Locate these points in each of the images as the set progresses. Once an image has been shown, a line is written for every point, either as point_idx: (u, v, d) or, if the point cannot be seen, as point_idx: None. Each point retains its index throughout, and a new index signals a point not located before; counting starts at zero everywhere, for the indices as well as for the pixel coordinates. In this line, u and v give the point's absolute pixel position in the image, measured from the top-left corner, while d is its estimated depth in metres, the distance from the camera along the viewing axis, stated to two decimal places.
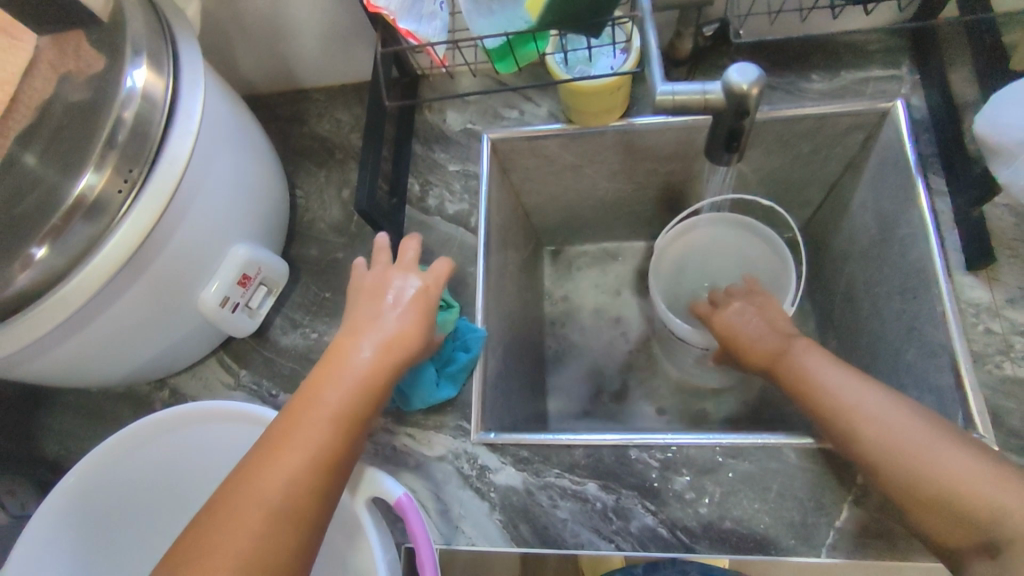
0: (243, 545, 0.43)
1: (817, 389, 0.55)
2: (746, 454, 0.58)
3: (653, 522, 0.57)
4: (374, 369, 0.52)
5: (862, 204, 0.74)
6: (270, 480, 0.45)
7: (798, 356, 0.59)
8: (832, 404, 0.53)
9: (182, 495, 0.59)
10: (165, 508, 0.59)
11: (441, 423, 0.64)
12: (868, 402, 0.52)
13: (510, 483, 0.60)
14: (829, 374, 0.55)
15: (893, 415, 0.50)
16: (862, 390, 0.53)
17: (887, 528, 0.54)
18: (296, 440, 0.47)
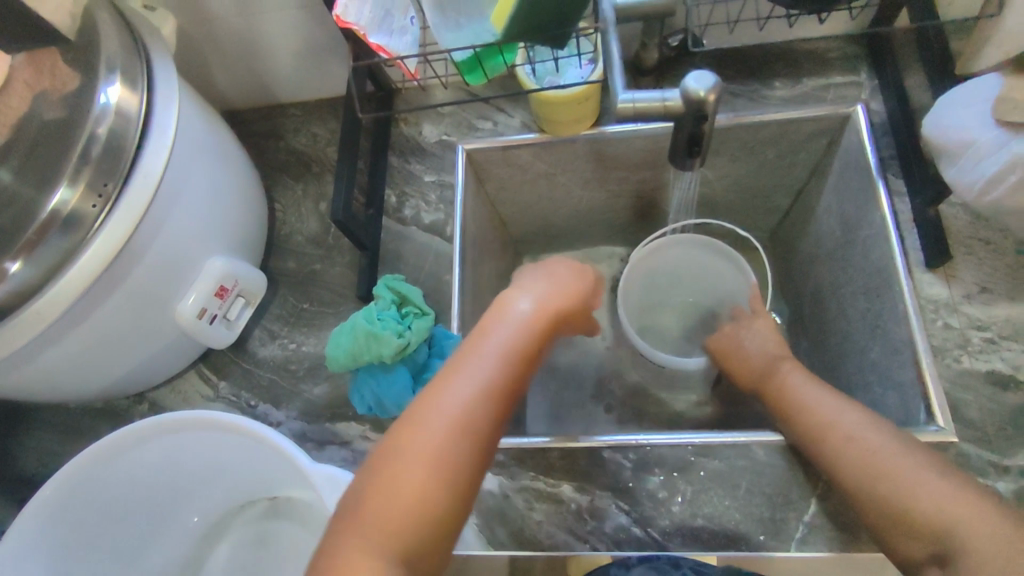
0: (419, 472, 0.44)
1: (795, 407, 0.58)
2: (716, 452, 0.59)
3: (627, 521, 0.58)
4: (515, 345, 0.50)
5: (827, 208, 0.76)
6: (440, 410, 0.46)
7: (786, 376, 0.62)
8: (807, 422, 0.56)
9: (161, 494, 0.60)
10: (144, 508, 0.60)
11: None
12: (834, 420, 0.55)
13: (487, 486, 0.61)
14: (809, 393, 0.58)
15: (866, 429, 0.53)
16: (838, 407, 0.56)
17: (853, 521, 0.55)
18: (467, 375, 0.47)
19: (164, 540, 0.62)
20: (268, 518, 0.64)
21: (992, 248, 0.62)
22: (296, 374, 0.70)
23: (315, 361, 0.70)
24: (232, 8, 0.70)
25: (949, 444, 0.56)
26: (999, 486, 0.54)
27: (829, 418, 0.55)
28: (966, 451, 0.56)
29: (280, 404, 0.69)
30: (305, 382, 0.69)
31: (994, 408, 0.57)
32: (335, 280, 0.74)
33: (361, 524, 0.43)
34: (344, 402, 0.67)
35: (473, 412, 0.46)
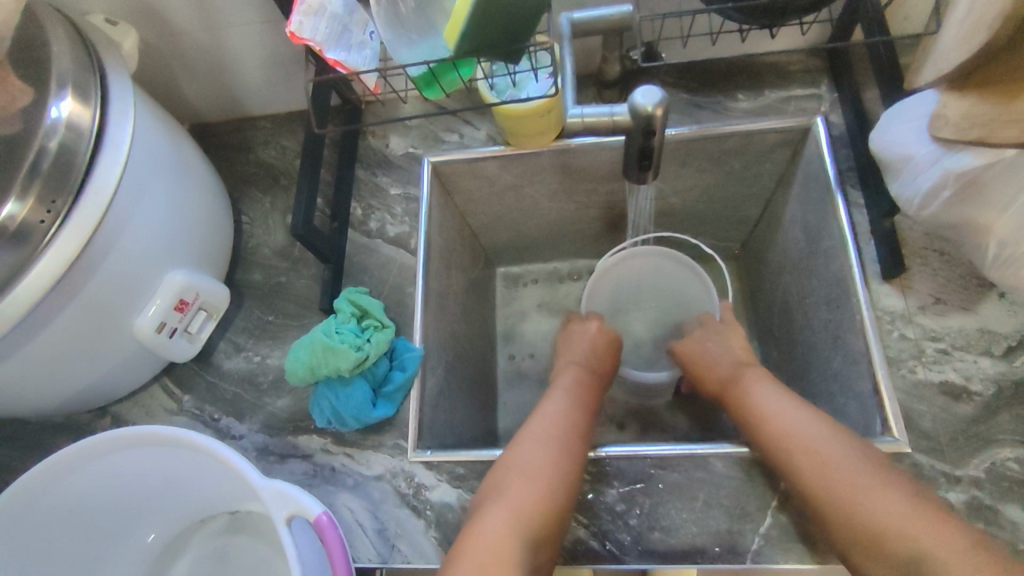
0: (539, 484, 0.53)
1: (777, 430, 0.55)
2: (674, 464, 0.59)
3: (584, 534, 0.58)
4: (584, 393, 0.65)
5: (792, 218, 0.77)
6: (543, 432, 0.59)
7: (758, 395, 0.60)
8: (797, 452, 0.53)
9: (119, 507, 0.60)
10: (102, 521, 0.60)
11: (379, 442, 0.64)
12: (828, 454, 0.52)
13: (446, 500, 0.61)
14: (787, 414, 0.56)
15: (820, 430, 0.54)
16: (834, 439, 0.53)
17: (809, 534, 0.55)
18: (552, 406, 0.62)
19: (120, 556, 0.62)
20: (227, 532, 0.64)
21: (946, 258, 0.62)
22: (259, 387, 0.69)
23: (278, 374, 0.70)
24: (196, 23, 0.70)
25: (903, 455, 0.56)
26: (951, 496, 0.55)
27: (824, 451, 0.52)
28: (921, 462, 0.56)
29: (243, 417, 0.68)
30: (267, 395, 0.69)
31: (946, 419, 0.57)
32: (300, 292, 0.74)
33: (476, 529, 0.50)
34: (306, 415, 0.67)
35: (566, 435, 0.59)
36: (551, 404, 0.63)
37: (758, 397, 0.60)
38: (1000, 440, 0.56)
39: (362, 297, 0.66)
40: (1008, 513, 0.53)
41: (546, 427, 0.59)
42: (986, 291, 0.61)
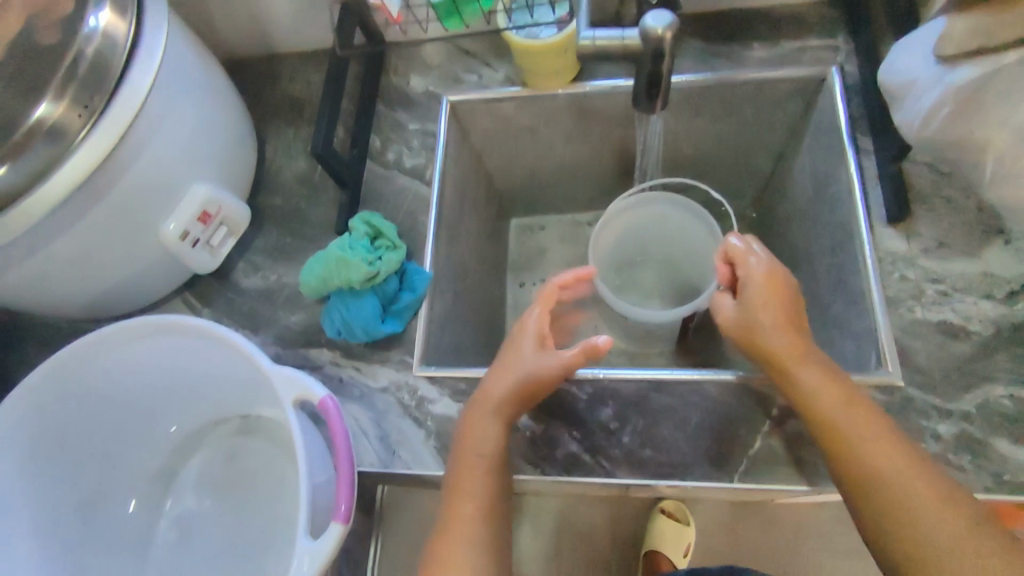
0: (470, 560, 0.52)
1: (865, 466, 0.49)
2: (668, 387, 0.61)
3: (577, 448, 0.60)
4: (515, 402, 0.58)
5: (802, 169, 0.78)
6: (472, 479, 0.55)
7: (840, 417, 0.51)
8: (859, 466, 0.49)
9: (138, 397, 0.64)
10: (122, 410, 0.64)
11: (386, 357, 0.67)
12: (908, 487, 0.48)
13: (447, 412, 0.64)
14: (876, 451, 0.49)
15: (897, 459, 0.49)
16: (912, 474, 0.48)
17: (797, 457, 0.57)
18: (486, 434, 0.56)
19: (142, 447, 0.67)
20: (239, 433, 0.68)
21: (952, 203, 0.63)
22: (275, 302, 0.73)
23: (293, 291, 0.73)
24: None
25: (895, 388, 0.57)
26: (940, 429, 0.56)
27: (918, 500, 0.47)
28: (912, 395, 0.57)
29: (258, 330, 0.72)
30: (282, 310, 0.72)
31: (941, 356, 0.58)
32: (318, 216, 0.77)
33: None
34: (319, 329, 0.70)
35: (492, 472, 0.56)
36: (485, 430, 0.57)
37: (822, 408, 0.52)
38: (994, 379, 0.56)
39: (375, 219, 0.68)
40: (995, 446, 0.54)
41: (478, 471, 0.55)
42: (992, 236, 0.61)
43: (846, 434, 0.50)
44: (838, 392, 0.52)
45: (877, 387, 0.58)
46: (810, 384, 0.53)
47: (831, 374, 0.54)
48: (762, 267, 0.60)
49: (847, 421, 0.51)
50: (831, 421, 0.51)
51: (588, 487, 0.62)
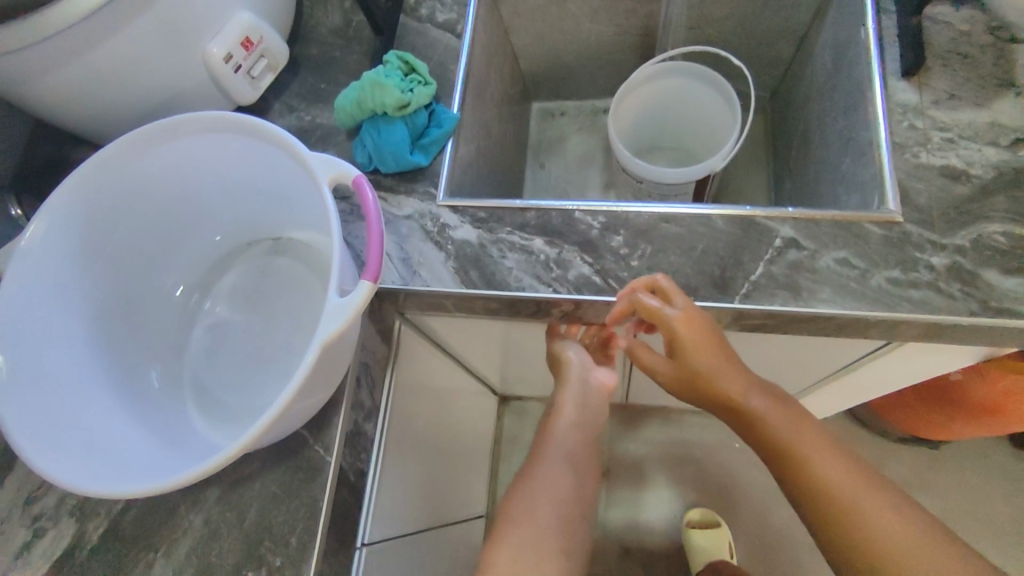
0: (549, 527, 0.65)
1: (824, 485, 0.60)
2: (678, 219, 0.64)
3: (588, 271, 0.64)
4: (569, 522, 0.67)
5: (823, 47, 0.79)
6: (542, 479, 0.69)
7: (806, 449, 0.61)
8: (831, 497, 0.59)
9: (179, 204, 0.69)
10: (164, 216, 0.69)
11: (412, 188, 0.71)
12: (868, 504, 0.59)
13: (466, 238, 0.68)
14: (835, 472, 0.60)
15: (853, 486, 0.59)
16: (870, 494, 0.59)
17: (794, 282, 0.60)
18: (541, 489, 0.68)
19: (187, 258, 0.73)
20: (271, 253, 0.73)
21: (966, 62, 0.65)
22: (307, 140, 0.76)
23: (325, 131, 0.76)
24: None
25: (894, 225, 0.61)
26: (934, 260, 0.59)
27: (867, 505, 0.59)
28: (910, 231, 0.60)
29: None
30: (314, 147, 0.76)
31: (942, 197, 0.61)
32: (351, 66, 0.80)
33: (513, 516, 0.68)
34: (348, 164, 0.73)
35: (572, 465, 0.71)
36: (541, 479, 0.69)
37: (792, 440, 0.61)
38: (989, 217, 0.59)
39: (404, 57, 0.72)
40: (985, 276, 0.58)
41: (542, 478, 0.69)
42: (1001, 91, 0.63)
43: (820, 468, 0.60)
44: (789, 420, 0.63)
45: (876, 222, 0.61)
46: (772, 420, 0.62)
47: (789, 414, 0.63)
48: (684, 312, 0.59)
49: (815, 457, 0.60)
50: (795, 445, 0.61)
51: (596, 312, 0.65)
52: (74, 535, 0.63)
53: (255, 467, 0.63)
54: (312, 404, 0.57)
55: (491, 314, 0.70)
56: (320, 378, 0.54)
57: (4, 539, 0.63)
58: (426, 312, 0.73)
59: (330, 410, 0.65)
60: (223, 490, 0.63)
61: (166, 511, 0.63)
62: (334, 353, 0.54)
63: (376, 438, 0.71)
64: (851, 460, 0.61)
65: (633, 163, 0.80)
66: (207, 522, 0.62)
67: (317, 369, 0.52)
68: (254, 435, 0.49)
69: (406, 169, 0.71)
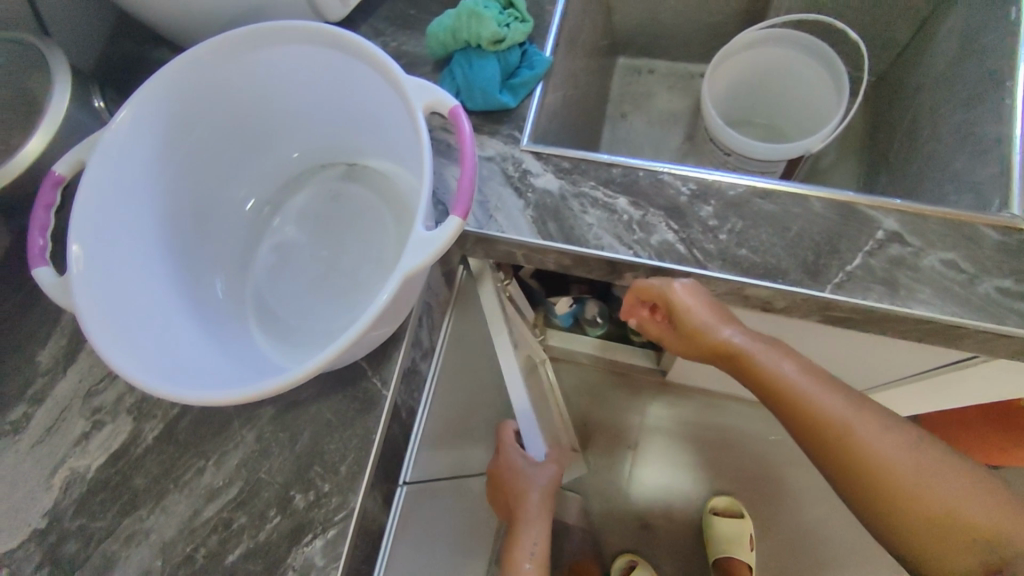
0: None
1: (819, 412, 0.57)
2: (774, 196, 0.61)
3: (672, 238, 0.61)
4: None
5: (951, 29, 0.72)
6: None
7: (801, 381, 0.59)
8: (842, 439, 0.55)
9: (259, 115, 0.67)
10: (243, 125, 0.67)
11: (495, 130, 0.68)
12: (881, 440, 0.55)
13: (548, 187, 0.65)
14: (835, 402, 0.57)
15: (864, 422, 0.56)
16: (881, 432, 0.55)
17: (892, 278, 0.57)
18: None
19: (260, 173, 0.72)
20: (343, 178, 0.71)
21: None
22: None
23: (410, 60, 0.73)
24: None
25: (1013, 232, 0.56)
26: None
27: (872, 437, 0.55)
28: None
29: None
30: None
31: None
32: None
33: None
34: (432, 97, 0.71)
35: None
36: None
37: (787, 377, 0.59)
38: None
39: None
40: None
41: None
42: None
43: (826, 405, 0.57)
44: (782, 356, 0.61)
45: (994, 226, 0.57)
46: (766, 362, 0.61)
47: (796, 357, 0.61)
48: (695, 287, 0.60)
49: (820, 393, 0.58)
50: (783, 379, 0.59)
51: (673, 282, 0.63)
52: (131, 432, 0.65)
53: (312, 393, 0.64)
54: (378, 337, 0.56)
55: (561, 269, 0.68)
56: (392, 314, 0.52)
57: (65, 428, 0.65)
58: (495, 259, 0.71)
59: (391, 345, 0.64)
60: (278, 411, 0.64)
61: (220, 423, 0.64)
62: (409, 288, 0.52)
63: (429, 379, 0.71)
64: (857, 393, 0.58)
65: (727, 134, 0.74)
66: (259, 438, 0.63)
67: (392, 303, 0.50)
68: (324, 362, 0.48)
69: (492, 109, 0.68)
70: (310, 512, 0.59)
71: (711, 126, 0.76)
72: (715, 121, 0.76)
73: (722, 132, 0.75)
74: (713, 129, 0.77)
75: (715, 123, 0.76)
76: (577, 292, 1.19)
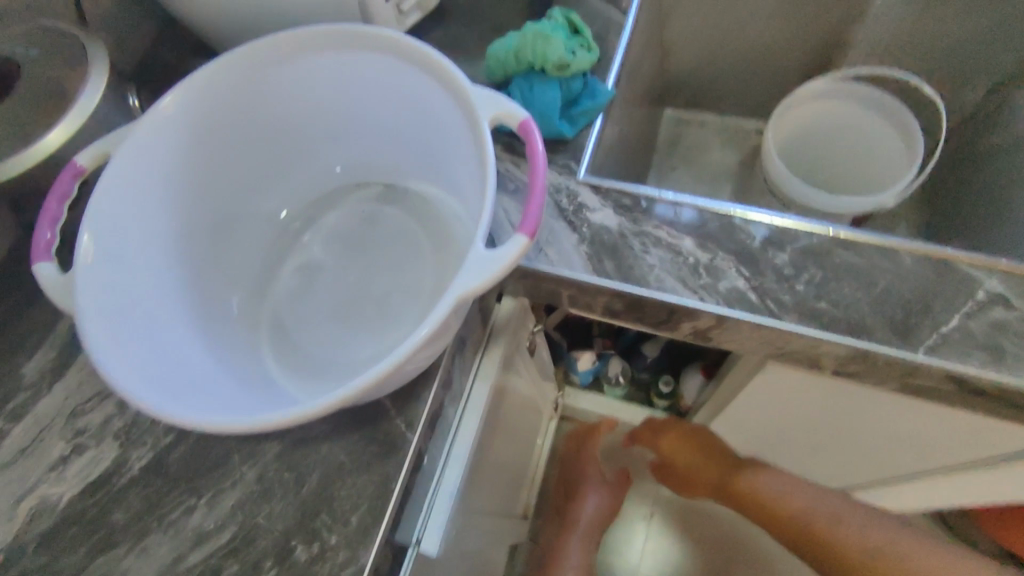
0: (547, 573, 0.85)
1: (789, 506, 0.78)
2: (857, 247, 0.55)
3: (743, 285, 0.55)
4: None
5: None
6: None
7: (775, 489, 0.79)
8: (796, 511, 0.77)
9: (301, 127, 0.63)
10: (283, 136, 0.63)
11: (550, 160, 0.64)
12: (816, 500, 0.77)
13: (605, 223, 0.60)
14: (799, 496, 0.78)
15: (807, 494, 0.78)
16: (821, 501, 0.77)
17: (995, 345, 0.50)
18: None
19: (295, 188, 0.67)
20: (382, 199, 0.67)
21: None
22: None
23: None
24: None
25: None
26: None
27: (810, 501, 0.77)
28: None
29: None
30: None
31: None
32: (501, 23, 0.74)
33: None
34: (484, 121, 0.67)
35: None
36: None
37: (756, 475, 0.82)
38: None
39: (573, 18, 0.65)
40: None
41: None
42: None
43: (787, 496, 0.78)
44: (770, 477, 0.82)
45: None
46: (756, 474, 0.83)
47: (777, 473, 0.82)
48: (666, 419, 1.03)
49: (793, 493, 0.79)
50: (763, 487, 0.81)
51: (736, 334, 0.57)
52: (115, 459, 0.57)
53: (325, 429, 0.56)
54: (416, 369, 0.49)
55: (609, 313, 0.62)
56: (436, 339, 0.46)
57: (42, 448, 0.57)
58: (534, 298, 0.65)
59: (420, 382, 0.57)
60: (285, 447, 0.56)
61: (217, 457, 0.56)
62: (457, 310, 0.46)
63: (452, 424, 0.63)
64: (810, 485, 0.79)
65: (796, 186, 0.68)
66: (261, 478, 0.55)
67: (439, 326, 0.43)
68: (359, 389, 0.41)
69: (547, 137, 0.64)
70: (311, 568, 0.51)
71: (779, 178, 0.70)
72: (785, 173, 0.69)
73: (791, 185, 0.69)
74: (780, 183, 0.70)
75: (781, 176, 0.70)
76: (600, 345, 1.16)
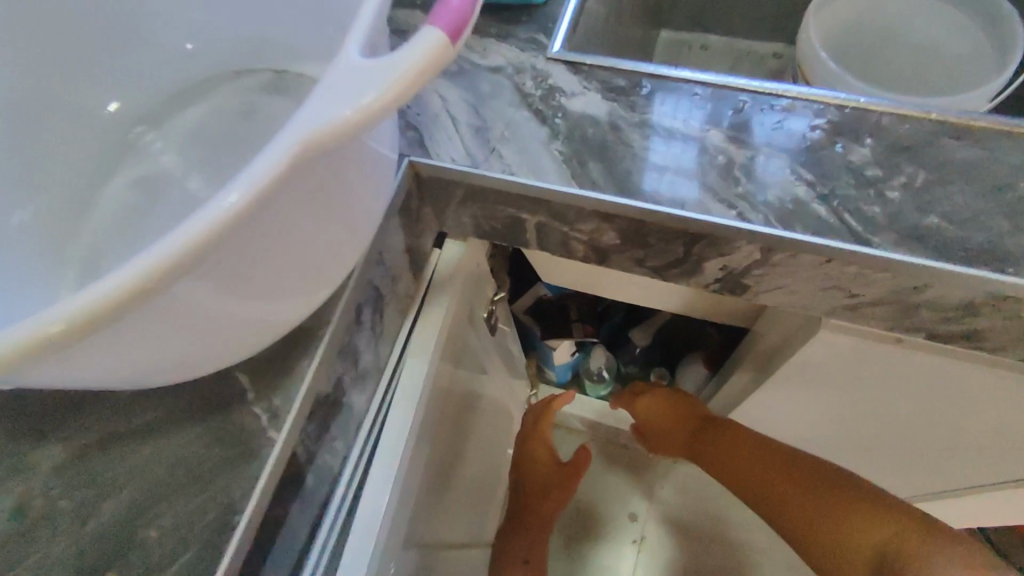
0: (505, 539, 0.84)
1: (769, 504, 0.54)
2: (975, 135, 0.36)
3: (804, 193, 0.36)
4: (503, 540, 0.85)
5: None
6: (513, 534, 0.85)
7: (739, 469, 0.58)
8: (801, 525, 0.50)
9: None
10: None
11: (509, 35, 0.44)
12: (830, 516, 0.49)
13: (589, 112, 0.40)
14: (743, 458, 0.58)
15: (819, 507, 0.50)
16: (802, 491, 0.51)
17: None
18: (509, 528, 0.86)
19: (132, 72, 0.45)
20: (264, 91, 0.44)
21: None
22: None
23: None
24: None
25: None
26: None
27: (812, 518, 0.49)
28: None
29: None
30: None
31: None
32: None
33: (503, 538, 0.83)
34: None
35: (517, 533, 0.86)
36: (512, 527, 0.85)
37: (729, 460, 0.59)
38: None
39: None
40: None
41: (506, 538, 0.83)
42: None
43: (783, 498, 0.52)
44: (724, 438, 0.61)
45: None
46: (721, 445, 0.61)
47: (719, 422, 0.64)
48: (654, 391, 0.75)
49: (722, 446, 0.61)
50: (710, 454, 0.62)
51: (791, 277, 0.38)
52: None
53: (136, 426, 0.33)
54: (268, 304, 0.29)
55: (597, 253, 0.43)
56: (282, 238, 0.26)
57: None
58: (491, 237, 0.46)
59: (300, 345, 0.35)
60: (67, 458, 0.32)
61: None
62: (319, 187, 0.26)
63: (371, 419, 0.43)
64: (823, 488, 0.50)
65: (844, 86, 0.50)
66: (3, 513, 0.31)
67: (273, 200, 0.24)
68: (97, 308, 0.21)
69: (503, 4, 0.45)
70: None
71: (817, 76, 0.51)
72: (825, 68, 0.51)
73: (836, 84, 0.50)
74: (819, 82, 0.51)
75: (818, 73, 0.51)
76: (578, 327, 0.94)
